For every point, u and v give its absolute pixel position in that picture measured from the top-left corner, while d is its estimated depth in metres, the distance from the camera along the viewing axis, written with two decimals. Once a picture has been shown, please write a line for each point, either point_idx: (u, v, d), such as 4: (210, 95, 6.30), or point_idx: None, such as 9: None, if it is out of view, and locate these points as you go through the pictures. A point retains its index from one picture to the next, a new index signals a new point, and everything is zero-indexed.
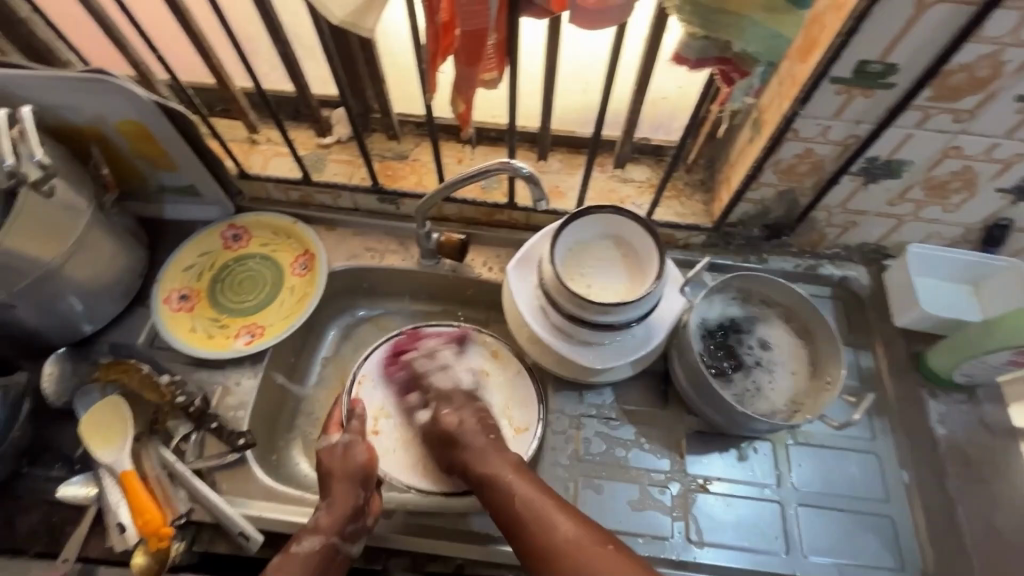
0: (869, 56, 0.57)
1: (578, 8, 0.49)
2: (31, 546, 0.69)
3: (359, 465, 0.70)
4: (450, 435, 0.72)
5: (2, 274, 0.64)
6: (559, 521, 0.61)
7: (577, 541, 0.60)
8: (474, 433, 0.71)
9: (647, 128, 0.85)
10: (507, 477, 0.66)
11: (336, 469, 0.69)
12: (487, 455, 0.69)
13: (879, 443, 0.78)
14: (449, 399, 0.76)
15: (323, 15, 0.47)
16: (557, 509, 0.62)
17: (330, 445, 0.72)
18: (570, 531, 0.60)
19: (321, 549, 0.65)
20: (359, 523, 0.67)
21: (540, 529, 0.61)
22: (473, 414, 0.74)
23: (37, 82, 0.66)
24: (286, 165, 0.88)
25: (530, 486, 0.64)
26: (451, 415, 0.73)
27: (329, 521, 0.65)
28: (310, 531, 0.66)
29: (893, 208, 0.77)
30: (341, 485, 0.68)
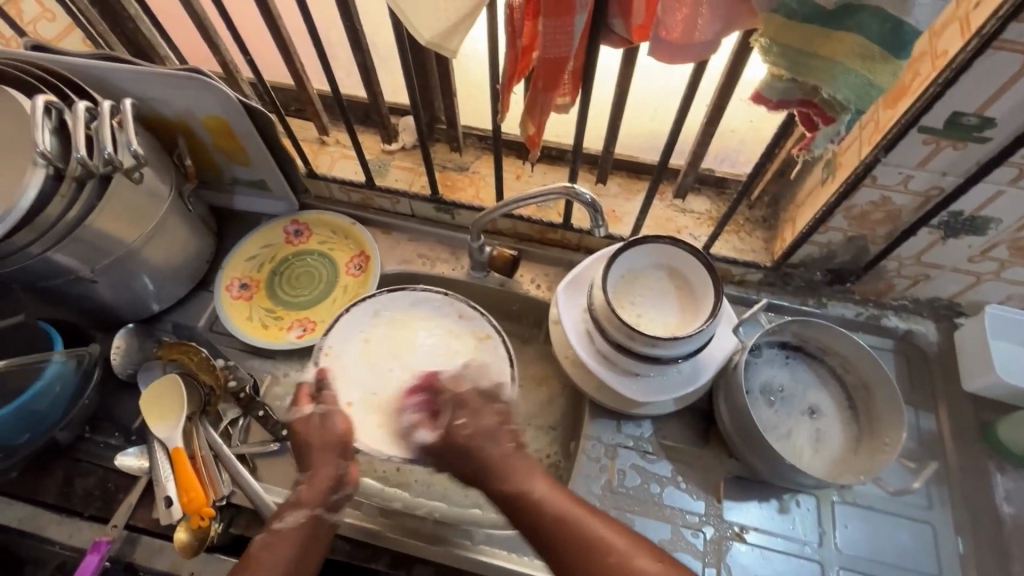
0: (963, 108, 0.55)
1: (662, 41, 0.48)
2: (84, 508, 0.73)
3: (338, 435, 0.67)
4: (463, 445, 0.60)
5: (90, 252, 0.68)
6: (605, 534, 0.54)
7: (627, 554, 0.53)
8: (495, 440, 0.60)
9: (712, 159, 0.84)
10: (539, 493, 0.57)
11: (314, 437, 0.67)
12: (512, 467, 0.59)
13: (935, 512, 0.73)
14: (464, 404, 0.64)
15: (410, 33, 0.48)
16: (598, 518, 0.56)
17: (303, 416, 0.69)
18: (619, 543, 0.54)
19: (305, 522, 0.61)
20: (342, 493, 0.64)
21: (589, 548, 0.54)
22: (491, 419, 0.63)
23: (139, 76, 0.71)
24: (352, 168, 0.92)
25: (559, 498, 0.57)
26: (467, 424, 0.62)
27: (310, 493, 0.63)
28: (291, 506, 0.62)
29: (973, 265, 0.72)
30: (322, 453, 0.65)
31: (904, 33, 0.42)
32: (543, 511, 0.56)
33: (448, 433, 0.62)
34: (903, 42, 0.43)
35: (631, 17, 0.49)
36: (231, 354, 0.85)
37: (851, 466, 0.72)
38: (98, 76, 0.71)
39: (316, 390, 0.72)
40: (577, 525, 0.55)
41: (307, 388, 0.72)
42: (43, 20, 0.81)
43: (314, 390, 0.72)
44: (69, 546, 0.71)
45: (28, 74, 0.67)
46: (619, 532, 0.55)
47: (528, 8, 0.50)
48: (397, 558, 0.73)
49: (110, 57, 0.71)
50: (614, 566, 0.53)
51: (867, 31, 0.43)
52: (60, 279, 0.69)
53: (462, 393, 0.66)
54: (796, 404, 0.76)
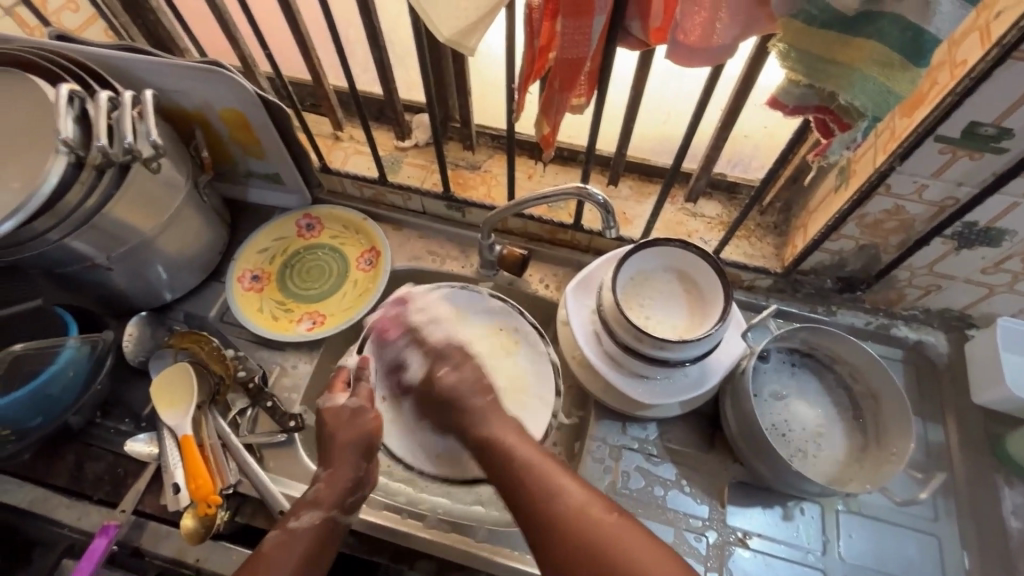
0: (982, 118, 0.54)
1: (680, 44, 0.48)
2: (94, 493, 0.74)
3: (365, 433, 0.67)
4: (444, 394, 0.69)
5: (106, 239, 0.69)
6: (566, 485, 0.55)
7: (580, 507, 0.53)
8: (473, 392, 0.68)
9: (725, 164, 0.84)
10: (509, 439, 0.61)
11: (340, 435, 0.68)
12: (485, 414, 0.65)
13: (941, 525, 0.73)
14: (447, 357, 0.73)
15: (430, 31, 0.48)
16: (564, 472, 0.57)
17: (334, 407, 0.70)
18: (575, 496, 0.54)
19: (320, 522, 0.63)
20: (358, 494, 0.66)
21: (546, 495, 0.55)
22: (472, 371, 0.70)
23: (160, 67, 0.72)
24: (365, 164, 0.92)
25: (530, 447, 0.60)
26: (450, 376, 0.70)
27: (328, 493, 0.64)
28: (309, 505, 0.63)
29: (986, 276, 0.72)
30: (344, 454, 0.66)
31: (925, 41, 0.42)
32: (509, 455, 0.59)
33: (433, 380, 0.71)
34: (923, 50, 0.43)
35: (649, 19, 0.50)
36: (241, 344, 0.86)
37: (852, 473, 0.72)
38: (119, 66, 0.72)
39: (352, 379, 0.73)
40: (540, 475, 0.57)
41: (345, 377, 0.74)
42: (66, 11, 0.81)
43: (350, 378, 0.73)
44: (78, 529, 0.72)
45: (52, 63, 0.68)
46: (581, 487, 0.55)
47: (547, 8, 0.50)
48: (401, 552, 0.74)
49: (132, 48, 0.72)
50: (566, 514, 0.53)
51: (887, 38, 0.43)
52: (76, 265, 0.70)
53: (441, 345, 0.75)
54: (799, 405, 0.76)
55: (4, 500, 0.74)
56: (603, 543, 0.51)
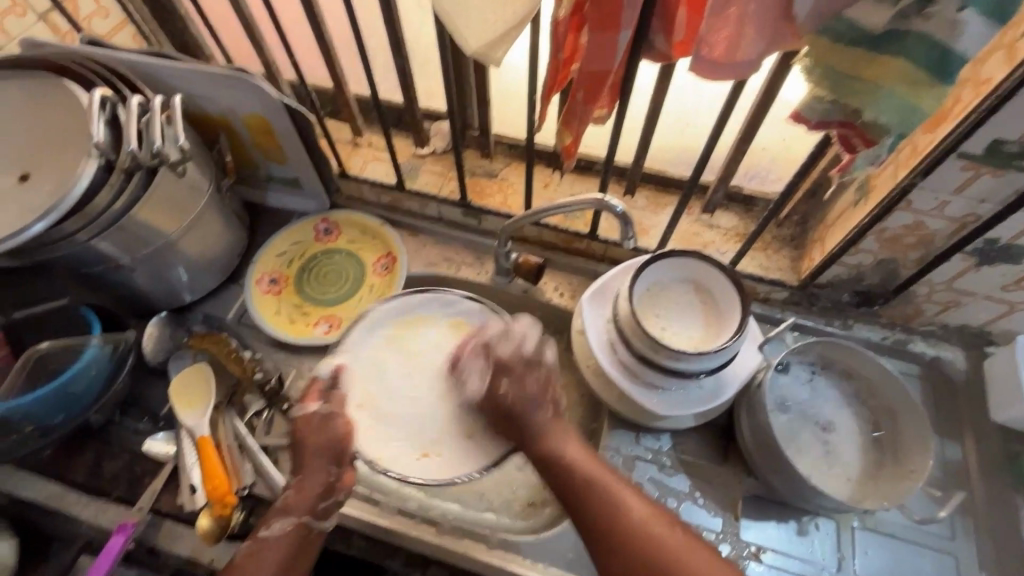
0: (1005, 136, 0.54)
1: (703, 58, 0.48)
2: (112, 490, 0.75)
3: (335, 439, 0.67)
4: (509, 411, 0.67)
5: (132, 241, 0.70)
6: (630, 502, 0.58)
7: (647, 521, 0.56)
8: (536, 406, 0.67)
9: (742, 176, 0.84)
10: (570, 454, 0.63)
11: (311, 441, 0.67)
12: (550, 432, 0.65)
13: (958, 544, 0.72)
14: (509, 369, 0.69)
15: (458, 43, 0.49)
16: (624, 487, 0.59)
17: (305, 414, 0.69)
18: (639, 510, 0.57)
19: (292, 530, 0.63)
20: (331, 499, 0.65)
21: (612, 511, 0.57)
22: (535, 385, 0.68)
23: (187, 74, 0.74)
24: (383, 170, 0.94)
25: (589, 462, 0.62)
26: (511, 390, 0.68)
27: (297, 501, 0.64)
28: (278, 513, 0.63)
29: (1006, 293, 0.71)
30: (314, 460, 0.66)
31: (951, 59, 0.42)
32: (571, 472, 0.61)
33: (496, 395, 0.68)
34: (948, 69, 0.43)
35: (672, 33, 0.51)
36: (257, 346, 0.86)
37: (867, 490, 0.71)
38: (148, 72, 0.74)
39: (327, 388, 0.72)
40: (603, 491, 0.59)
41: (318, 385, 0.72)
42: (97, 17, 0.83)
43: (326, 387, 0.72)
44: (95, 526, 0.73)
45: (85, 69, 0.70)
46: (642, 502, 0.58)
47: (573, 22, 0.50)
48: (414, 557, 0.74)
49: (161, 55, 0.74)
50: (633, 528, 0.56)
51: (913, 56, 0.43)
52: (101, 265, 0.72)
53: (512, 358, 0.69)
54: (808, 417, 0.76)
55: (24, 495, 0.75)
56: (669, 558, 0.54)
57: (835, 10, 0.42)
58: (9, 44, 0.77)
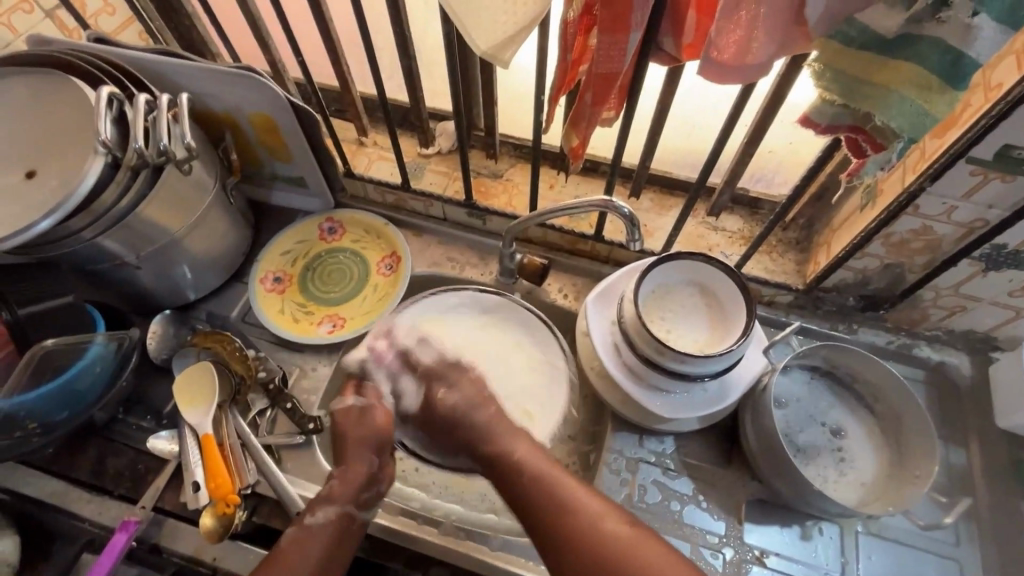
0: (1016, 141, 0.54)
1: (713, 61, 0.47)
2: (115, 488, 0.75)
3: (377, 429, 0.68)
4: (447, 415, 0.66)
5: (136, 239, 0.70)
6: (581, 497, 0.54)
7: (599, 517, 0.52)
8: (475, 408, 0.65)
9: (748, 179, 0.84)
10: (519, 451, 0.59)
11: (350, 432, 0.68)
12: (501, 431, 0.63)
13: (963, 550, 0.71)
14: (442, 376, 0.70)
15: (467, 43, 0.49)
16: (573, 483, 0.55)
17: (344, 407, 0.70)
18: (593, 507, 0.53)
19: (336, 517, 0.63)
20: (373, 490, 0.66)
21: (558, 508, 0.53)
22: (470, 387, 0.68)
23: (193, 71, 0.73)
24: (388, 170, 0.93)
25: (539, 460, 0.58)
26: (450, 396, 0.67)
27: (341, 490, 0.64)
28: (323, 502, 0.63)
29: (1013, 299, 0.71)
30: (357, 449, 0.67)
31: (964, 65, 0.42)
32: (519, 469, 0.57)
33: (432, 404, 0.68)
34: (961, 73, 0.43)
35: (681, 36, 0.51)
36: (261, 345, 0.86)
37: (877, 494, 0.71)
38: (154, 69, 0.74)
39: (360, 381, 0.73)
40: (551, 488, 0.55)
41: (352, 379, 0.74)
42: (104, 14, 0.83)
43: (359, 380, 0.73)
44: (98, 523, 0.73)
45: (92, 66, 0.69)
46: (596, 498, 0.54)
47: (582, 23, 0.50)
48: (416, 557, 0.74)
49: (167, 52, 0.74)
50: (583, 525, 0.52)
51: (925, 61, 0.43)
52: (106, 263, 0.72)
53: (435, 363, 0.71)
54: (817, 418, 0.76)
55: (26, 492, 0.75)
56: (621, 556, 0.49)
57: (846, 14, 0.42)
58: (15, 40, 0.77)
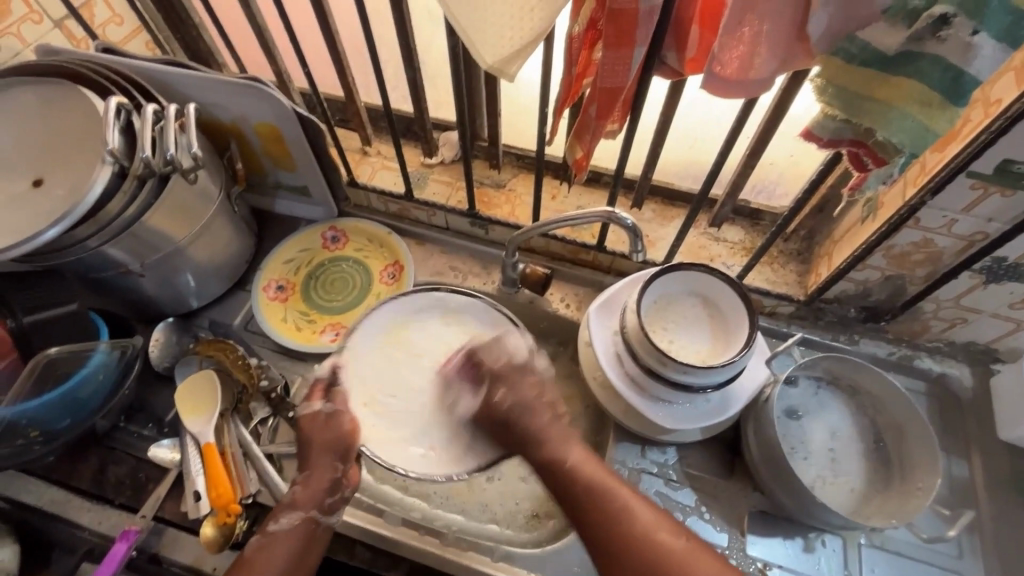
0: (1016, 156, 0.54)
1: (716, 76, 0.48)
2: (115, 497, 0.75)
3: (343, 435, 0.69)
4: (505, 417, 0.66)
5: (141, 247, 0.70)
6: (637, 508, 0.56)
7: (654, 529, 0.55)
8: (535, 411, 0.66)
9: (749, 191, 0.84)
10: (573, 458, 0.61)
11: (316, 438, 0.68)
12: (550, 437, 0.64)
13: (966, 563, 0.71)
14: (502, 377, 0.69)
15: (473, 58, 0.49)
16: (626, 492, 0.58)
17: (311, 413, 0.70)
18: (646, 518, 0.56)
19: (302, 523, 0.64)
20: (337, 496, 0.66)
21: (615, 517, 0.56)
22: (530, 390, 0.67)
23: (199, 81, 0.74)
24: (392, 179, 0.94)
25: (592, 468, 0.60)
26: (508, 398, 0.67)
27: (306, 496, 0.65)
28: (287, 508, 0.64)
29: (1013, 311, 0.71)
30: (320, 456, 0.67)
31: (964, 82, 0.43)
32: (574, 477, 0.59)
33: (491, 406, 0.68)
34: (961, 90, 0.43)
35: (685, 50, 0.52)
36: (263, 353, 0.87)
37: (875, 505, 0.71)
38: (160, 79, 0.75)
39: (329, 385, 0.73)
40: (608, 497, 0.57)
41: (321, 384, 0.73)
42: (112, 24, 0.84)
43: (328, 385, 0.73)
44: (98, 532, 0.73)
45: (101, 76, 0.70)
46: (649, 510, 0.57)
47: (587, 38, 0.51)
48: (417, 568, 0.74)
49: (174, 63, 0.75)
50: (638, 535, 0.55)
51: (926, 77, 0.44)
52: (111, 271, 0.72)
53: (500, 366, 0.70)
54: (820, 426, 0.76)
55: (27, 500, 0.75)
56: (677, 565, 0.53)
57: (848, 31, 0.43)
58: (24, 50, 0.78)
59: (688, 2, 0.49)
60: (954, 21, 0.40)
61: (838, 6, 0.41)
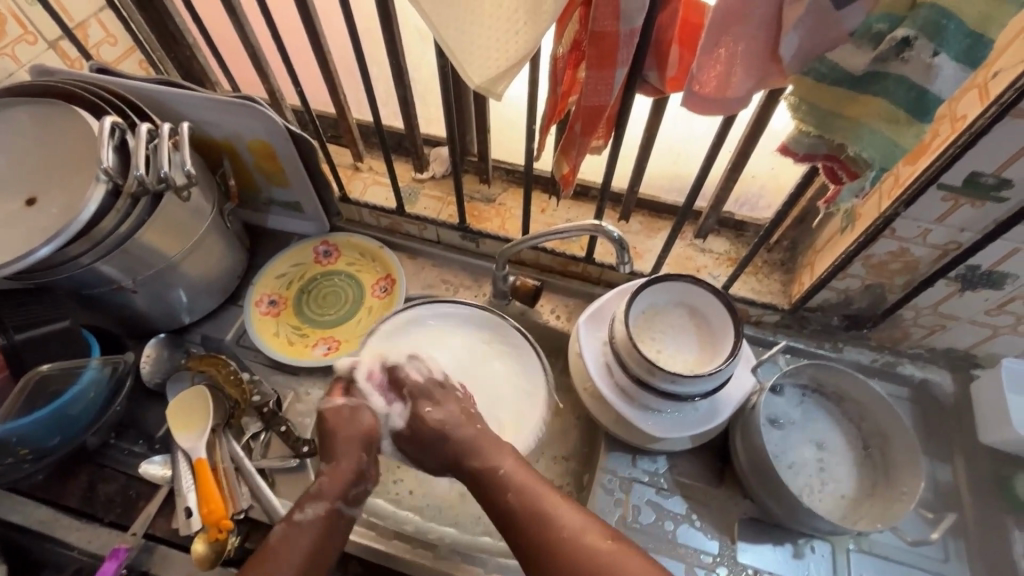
0: (982, 169, 0.57)
1: (696, 94, 0.50)
2: (105, 515, 0.74)
3: (366, 428, 0.69)
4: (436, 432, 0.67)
5: (132, 264, 0.71)
6: (563, 515, 0.56)
7: (579, 532, 0.54)
8: (460, 425, 0.67)
9: (733, 203, 0.86)
10: (506, 467, 0.61)
11: (341, 429, 0.69)
12: (487, 447, 0.64)
13: (951, 566, 0.72)
14: (427, 394, 0.71)
15: (462, 78, 0.51)
16: (557, 499, 0.57)
17: (334, 407, 0.70)
18: (574, 522, 0.55)
19: (324, 514, 0.63)
20: (359, 487, 0.66)
21: (542, 523, 0.55)
22: (455, 406, 0.69)
23: (193, 100, 0.75)
24: (384, 194, 0.95)
25: (525, 476, 0.60)
26: (437, 412, 0.69)
27: (331, 486, 0.64)
28: (311, 498, 0.63)
29: (990, 317, 0.73)
30: (346, 446, 0.68)
31: (928, 100, 0.45)
32: (505, 486, 0.59)
33: (419, 422, 0.69)
34: (926, 108, 0.45)
35: (665, 70, 0.54)
36: (255, 368, 0.87)
37: (863, 509, 0.72)
38: (155, 98, 0.76)
39: (349, 383, 0.74)
40: (538, 507, 0.57)
41: (341, 383, 0.74)
42: (106, 44, 0.85)
43: (348, 383, 0.74)
44: (87, 552, 0.72)
45: (97, 97, 0.71)
46: (579, 514, 0.56)
47: (571, 59, 0.54)
48: None
49: (168, 82, 0.76)
50: (562, 539, 0.54)
51: (893, 97, 0.46)
52: (102, 288, 0.72)
53: (422, 383, 0.72)
54: (804, 436, 0.77)
55: (14, 520, 0.74)
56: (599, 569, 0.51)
57: (819, 52, 0.45)
58: (18, 71, 0.78)
59: (666, 25, 0.51)
60: (916, 43, 0.42)
61: (808, 28, 0.43)
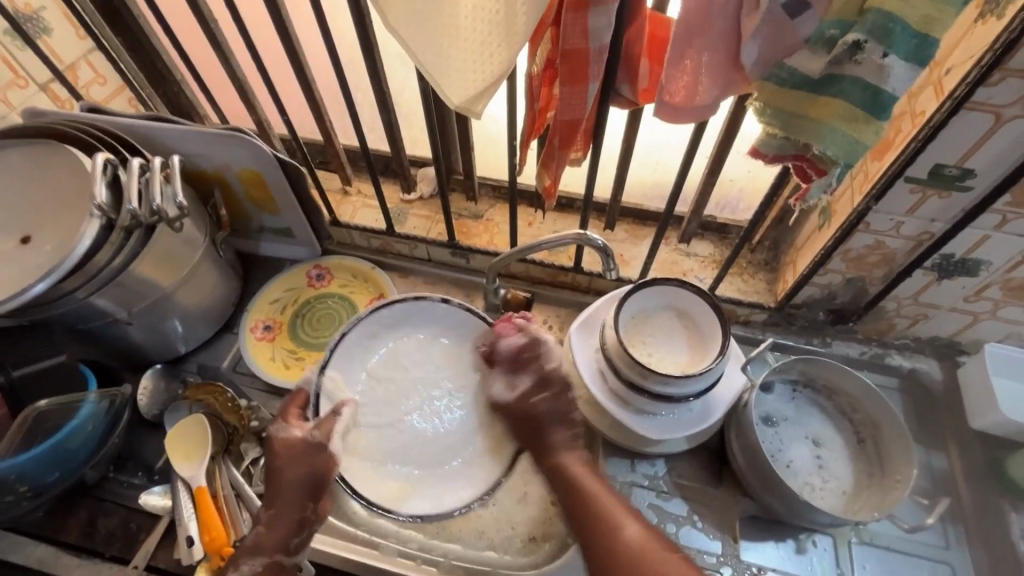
0: (945, 160, 0.59)
1: (666, 103, 0.52)
2: (106, 549, 0.74)
3: (315, 472, 0.68)
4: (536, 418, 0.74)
5: (127, 296, 0.72)
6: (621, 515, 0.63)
7: (642, 542, 0.60)
8: (558, 423, 0.74)
9: (715, 206, 0.89)
10: (573, 465, 0.70)
11: (286, 473, 0.68)
12: (560, 445, 0.72)
13: (953, 553, 0.73)
14: (548, 384, 0.76)
15: (441, 100, 0.54)
16: (609, 496, 0.66)
17: (286, 437, 0.70)
18: (636, 533, 0.61)
19: (265, 568, 0.64)
20: (304, 534, 0.67)
21: (606, 522, 0.63)
22: (562, 402, 0.75)
23: (182, 134, 0.77)
24: (373, 216, 0.97)
25: (596, 482, 0.68)
26: (543, 401, 0.74)
27: (271, 537, 0.65)
28: (251, 551, 0.65)
29: (969, 304, 0.75)
30: (288, 494, 0.67)
31: (883, 98, 0.47)
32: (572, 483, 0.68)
33: (526, 408, 0.74)
34: (883, 105, 0.48)
35: (637, 82, 0.57)
36: (253, 394, 0.87)
37: (860, 500, 0.73)
38: (145, 134, 0.78)
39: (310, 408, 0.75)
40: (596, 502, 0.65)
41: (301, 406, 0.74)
42: (96, 85, 0.87)
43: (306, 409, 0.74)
44: None
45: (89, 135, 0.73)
46: (645, 530, 0.62)
47: (545, 76, 0.56)
48: None
49: (156, 117, 0.78)
50: (631, 547, 0.60)
51: (850, 97, 0.48)
52: (98, 321, 0.73)
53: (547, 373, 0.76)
54: (797, 430, 0.78)
55: (14, 560, 0.74)
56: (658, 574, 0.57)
57: (778, 59, 0.47)
58: (10, 113, 0.80)
59: (634, 39, 0.54)
60: (866, 46, 0.45)
61: (765, 36, 0.46)
